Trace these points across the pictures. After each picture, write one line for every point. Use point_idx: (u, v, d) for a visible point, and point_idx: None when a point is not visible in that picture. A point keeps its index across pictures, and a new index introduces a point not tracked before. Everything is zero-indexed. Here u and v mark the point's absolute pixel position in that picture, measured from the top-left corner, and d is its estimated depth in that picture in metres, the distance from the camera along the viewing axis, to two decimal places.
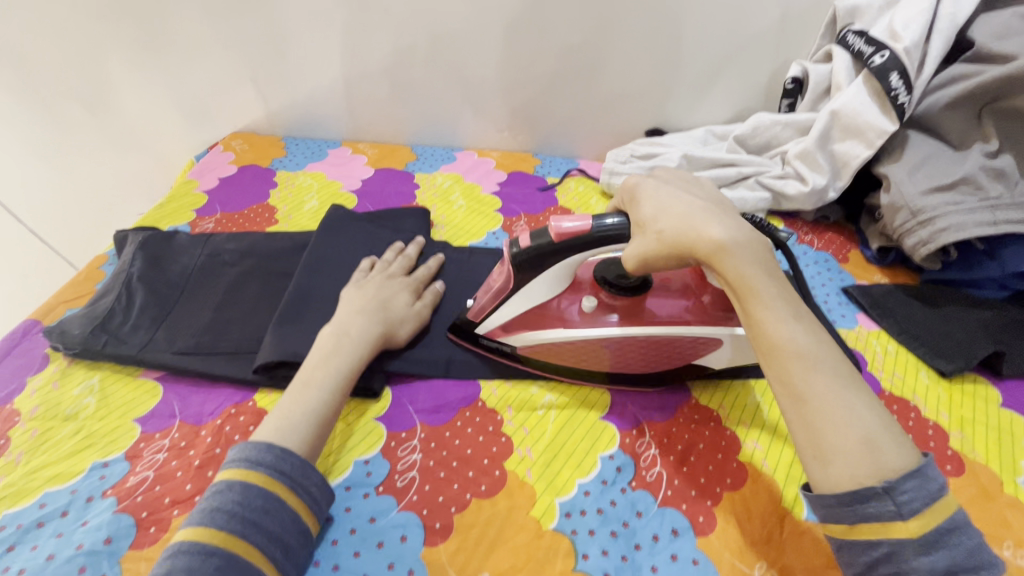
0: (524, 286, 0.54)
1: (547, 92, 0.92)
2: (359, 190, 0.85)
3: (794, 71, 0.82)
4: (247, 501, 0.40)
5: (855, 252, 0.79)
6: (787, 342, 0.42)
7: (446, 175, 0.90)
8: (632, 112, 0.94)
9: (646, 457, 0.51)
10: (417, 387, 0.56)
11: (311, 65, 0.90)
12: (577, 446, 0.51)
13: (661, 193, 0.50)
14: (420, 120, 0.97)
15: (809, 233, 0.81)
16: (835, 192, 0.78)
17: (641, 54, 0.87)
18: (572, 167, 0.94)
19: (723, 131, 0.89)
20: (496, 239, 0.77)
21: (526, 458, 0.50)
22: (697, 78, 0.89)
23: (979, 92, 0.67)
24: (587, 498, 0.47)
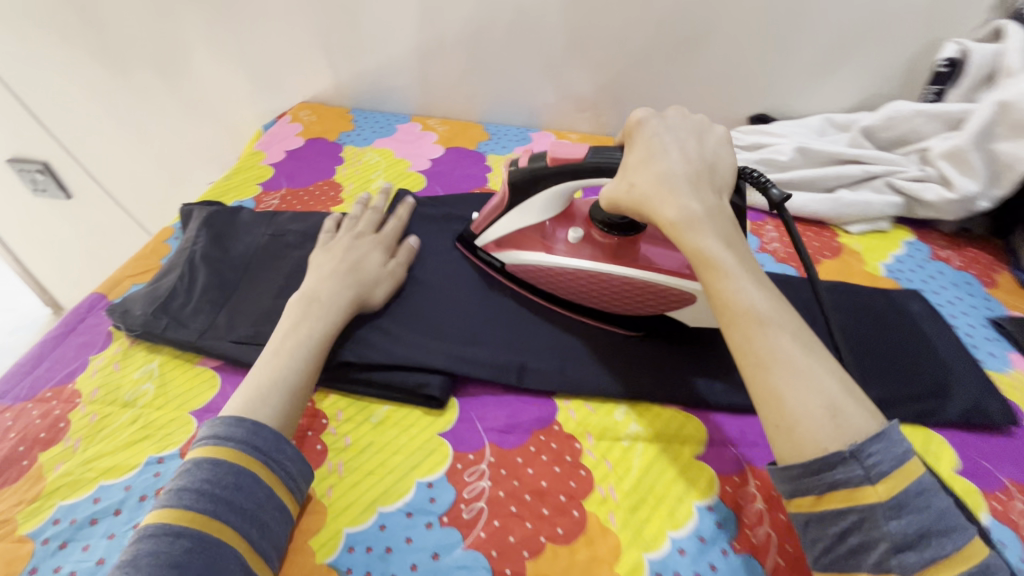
0: (522, 201, 0.55)
1: (638, 69, 0.82)
2: (428, 170, 0.79)
3: (950, 50, 0.68)
4: (218, 479, 0.38)
5: (1005, 275, 0.66)
6: (745, 305, 0.41)
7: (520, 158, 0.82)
8: (735, 95, 0.83)
9: (750, 513, 0.43)
10: (488, 401, 0.50)
11: (385, 32, 0.84)
12: (667, 490, 0.44)
13: (654, 142, 0.49)
14: (495, 96, 0.89)
15: (947, 249, 0.69)
16: (989, 202, 0.65)
17: (756, 27, 0.75)
18: None
19: (845, 120, 0.76)
20: None
21: (609, 499, 0.43)
22: (820, 57, 0.77)
23: None
24: (682, 558, 0.40)
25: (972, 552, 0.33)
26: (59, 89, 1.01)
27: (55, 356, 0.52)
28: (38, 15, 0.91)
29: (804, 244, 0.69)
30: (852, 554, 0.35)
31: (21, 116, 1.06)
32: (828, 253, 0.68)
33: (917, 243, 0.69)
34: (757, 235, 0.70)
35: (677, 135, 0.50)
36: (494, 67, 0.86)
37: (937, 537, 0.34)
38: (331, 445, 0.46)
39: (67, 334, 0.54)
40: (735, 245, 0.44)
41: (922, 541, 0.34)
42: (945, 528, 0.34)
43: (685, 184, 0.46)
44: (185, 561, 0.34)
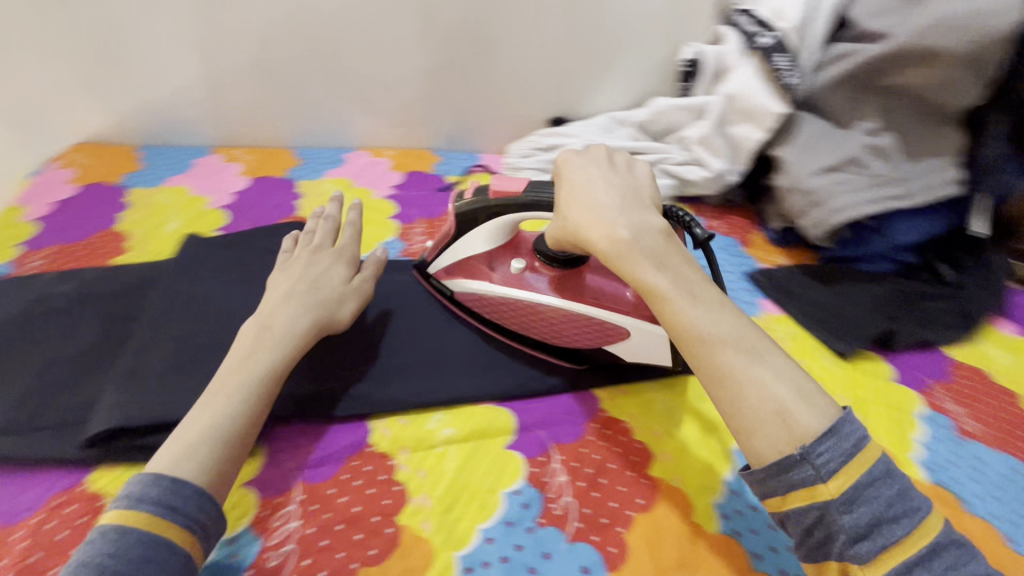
0: (466, 232, 0.58)
1: (435, 86, 0.85)
2: (231, 205, 0.75)
3: (687, 53, 0.83)
4: (122, 551, 0.36)
5: (756, 234, 0.82)
6: (694, 328, 0.44)
7: (333, 180, 0.82)
8: (533, 101, 0.90)
9: (554, 488, 0.48)
10: (301, 442, 0.50)
11: (158, 63, 0.78)
12: (479, 484, 0.48)
13: (580, 179, 0.51)
14: (302, 120, 0.87)
15: (714, 217, 0.82)
16: (735, 175, 0.81)
17: (533, 40, 0.83)
18: (473, 162, 0.90)
19: (624, 116, 0.87)
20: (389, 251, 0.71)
21: (421, 508, 0.46)
22: (597, 62, 0.87)
23: (858, 73, 0.70)
24: (489, 546, 0.44)
25: (925, 531, 0.37)
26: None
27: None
28: None
29: None
30: (822, 544, 0.39)
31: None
32: None
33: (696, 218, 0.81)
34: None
35: (604, 160, 0.53)
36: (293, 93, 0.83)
37: (892, 523, 0.37)
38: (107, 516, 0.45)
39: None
40: (672, 266, 0.47)
41: (875, 530, 0.37)
42: (898, 514, 0.38)
43: (604, 213, 0.49)
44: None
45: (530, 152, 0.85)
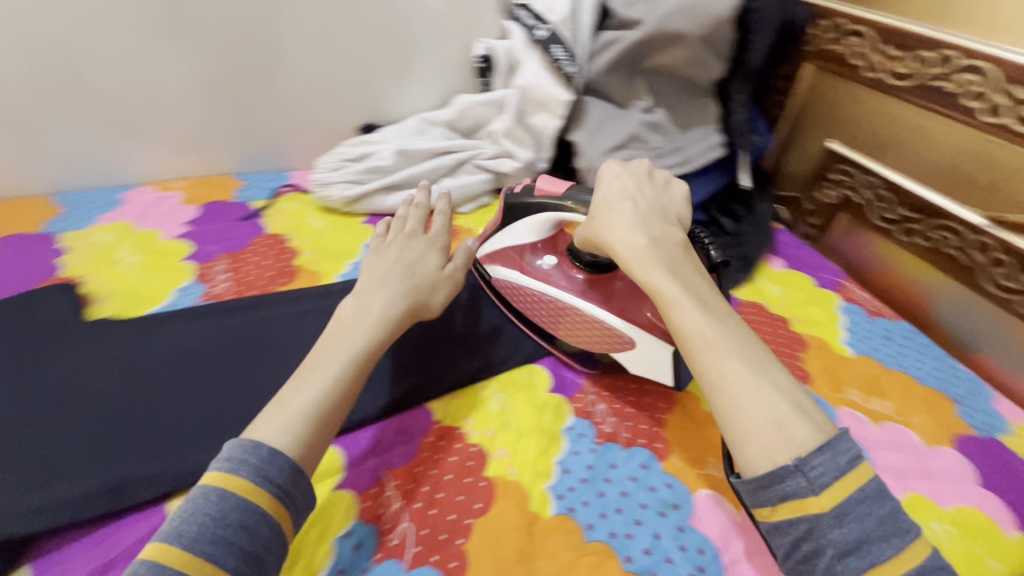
0: (510, 226, 0.84)
1: (270, 110, 1.06)
2: (187, 236, 0.96)
3: (481, 51, 1.09)
4: (223, 518, 0.50)
5: None
6: (693, 329, 0.61)
7: (285, 199, 1.07)
8: (352, 116, 1.13)
9: (597, 415, 0.78)
10: (371, 429, 0.73)
11: (76, 131, 0.95)
12: (537, 421, 0.75)
13: (617, 186, 0.73)
14: (233, 153, 1.09)
15: None
16: (543, 162, 1.09)
17: (388, 69, 1.10)
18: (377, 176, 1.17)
19: (432, 118, 1.11)
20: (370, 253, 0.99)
21: (502, 459, 0.70)
22: (397, 77, 1.11)
23: (626, 55, 0.98)
24: (567, 479, 0.69)
25: (913, 551, 0.48)
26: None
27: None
28: None
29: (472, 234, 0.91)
30: (806, 558, 0.51)
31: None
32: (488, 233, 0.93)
33: None
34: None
35: (646, 177, 0.76)
36: (89, 128, 0.95)
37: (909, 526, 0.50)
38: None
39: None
40: (702, 291, 0.64)
41: (863, 546, 0.48)
42: (886, 531, 0.49)
43: (658, 237, 0.69)
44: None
45: (339, 164, 1.04)
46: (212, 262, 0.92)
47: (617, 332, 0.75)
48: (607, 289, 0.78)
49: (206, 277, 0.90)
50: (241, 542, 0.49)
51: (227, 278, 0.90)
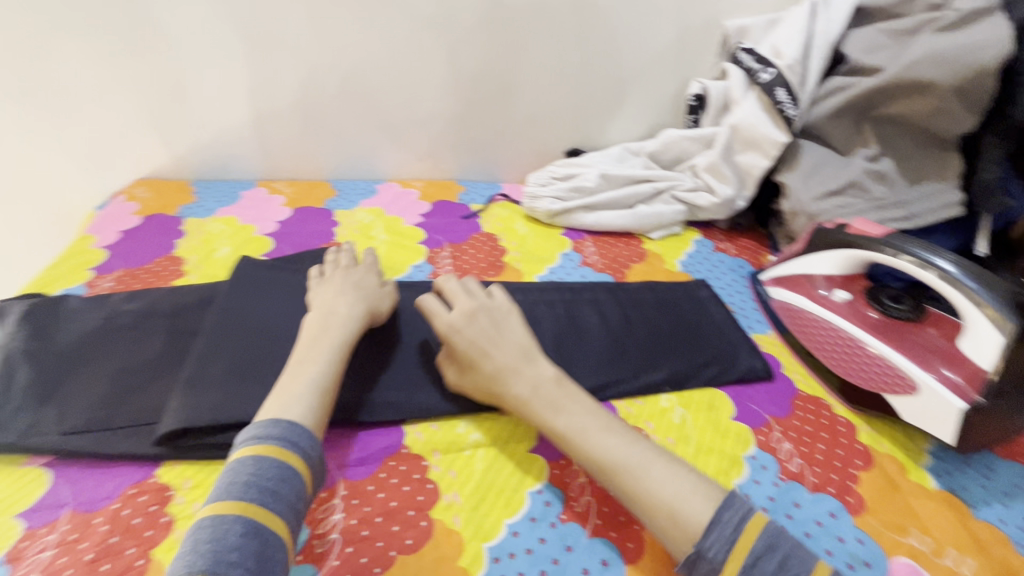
0: (813, 255, 0.69)
1: (534, 104, 0.95)
2: (423, 224, 0.88)
3: (694, 89, 0.87)
4: (263, 471, 0.42)
5: (767, 257, 0.85)
6: (604, 457, 0.48)
7: (501, 205, 0.93)
8: (559, 136, 0.99)
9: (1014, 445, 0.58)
10: (750, 390, 0.63)
11: (390, 95, 0.92)
12: None
13: (462, 350, 0.55)
14: (461, 157, 1.01)
15: (724, 241, 0.88)
16: (744, 201, 0.84)
17: (607, 91, 0.94)
18: (494, 192, 0.98)
19: (637, 147, 0.93)
20: (699, 260, 0.83)
21: (875, 435, 0.58)
22: (616, 98, 0.95)
23: (857, 102, 0.74)
24: (962, 486, 0.54)
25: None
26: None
27: (60, 472, 0.50)
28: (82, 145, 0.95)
29: (617, 255, 0.83)
30: None
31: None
32: (636, 258, 0.83)
33: (704, 240, 0.87)
34: (709, 239, 0.88)
35: (458, 325, 0.56)
36: (430, 105, 0.94)
37: None
38: (441, 481, 0.51)
39: (102, 460, 0.51)
40: (567, 406, 0.52)
41: None
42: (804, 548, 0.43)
43: (524, 366, 0.54)
44: (241, 543, 0.38)
45: (549, 181, 0.90)
46: (439, 249, 0.82)
47: (901, 373, 0.59)
48: (904, 339, 0.61)
49: (435, 261, 0.80)
50: (284, 496, 0.42)
51: (450, 264, 0.80)
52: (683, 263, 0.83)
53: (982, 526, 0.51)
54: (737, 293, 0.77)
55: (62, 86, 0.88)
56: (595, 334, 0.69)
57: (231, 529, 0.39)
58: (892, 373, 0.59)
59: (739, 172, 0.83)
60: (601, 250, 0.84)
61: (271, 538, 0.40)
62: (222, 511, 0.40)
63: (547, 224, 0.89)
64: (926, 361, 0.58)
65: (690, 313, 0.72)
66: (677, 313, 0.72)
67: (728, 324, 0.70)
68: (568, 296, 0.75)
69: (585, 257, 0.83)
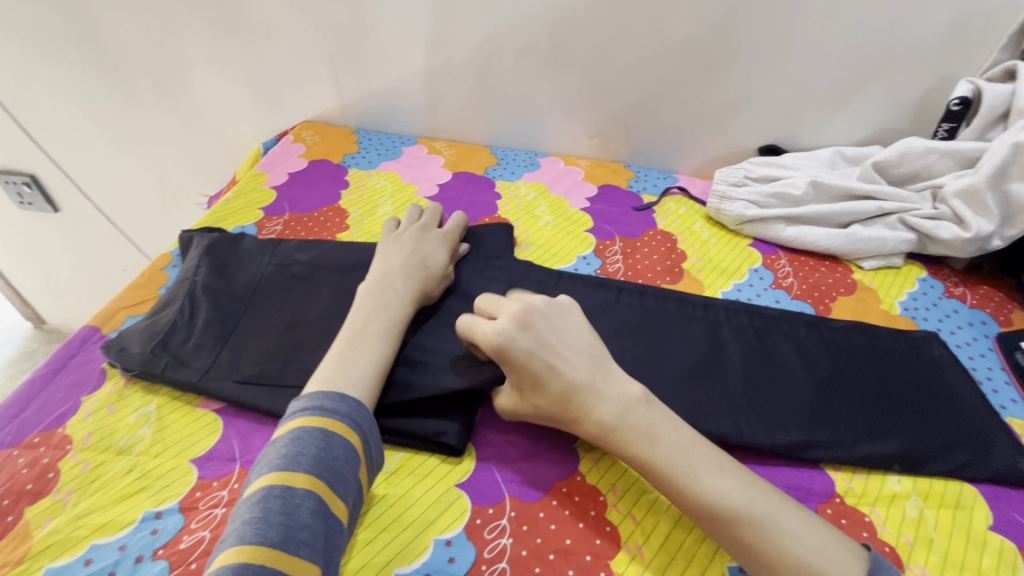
0: None
1: (737, 89, 0.82)
2: (590, 210, 0.79)
3: (962, 89, 0.69)
4: (330, 448, 0.38)
5: (1019, 313, 0.67)
6: (726, 501, 0.39)
7: (676, 200, 0.82)
8: (757, 128, 0.85)
9: None
10: (1012, 493, 0.49)
11: (573, 61, 0.83)
12: None
13: (519, 366, 0.45)
14: (635, 139, 0.90)
15: (960, 285, 0.70)
16: (1003, 241, 0.66)
17: (834, 82, 0.78)
18: (670, 184, 0.86)
19: (856, 154, 0.79)
20: (927, 304, 0.68)
21: None
22: (844, 90, 0.79)
23: None
24: None
25: None
26: (153, 96, 1.03)
27: (231, 422, 0.49)
28: (260, 80, 0.97)
29: (818, 281, 0.70)
30: None
31: (121, 115, 1.07)
32: (843, 290, 0.69)
33: (930, 280, 0.71)
34: (938, 279, 0.71)
35: (512, 334, 0.46)
36: (614, 77, 0.84)
37: None
38: (621, 526, 0.43)
39: (271, 418, 0.49)
40: (665, 435, 0.43)
41: None
42: None
43: (597, 386, 0.44)
44: (312, 522, 0.35)
45: (743, 181, 0.77)
46: (608, 241, 0.74)
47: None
48: None
49: (603, 254, 0.72)
50: (351, 477, 0.38)
51: (619, 260, 0.71)
52: (904, 305, 0.67)
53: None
54: (980, 356, 0.61)
55: (254, 20, 0.89)
56: (798, 375, 0.57)
57: (301, 506, 0.35)
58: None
59: (1006, 205, 0.66)
60: (799, 272, 0.71)
61: (337, 522, 0.36)
62: (292, 483, 0.36)
63: (732, 230, 0.77)
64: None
65: (922, 373, 0.58)
66: (907, 367, 0.58)
67: (975, 398, 0.55)
68: (761, 323, 0.62)
69: (778, 277, 0.70)
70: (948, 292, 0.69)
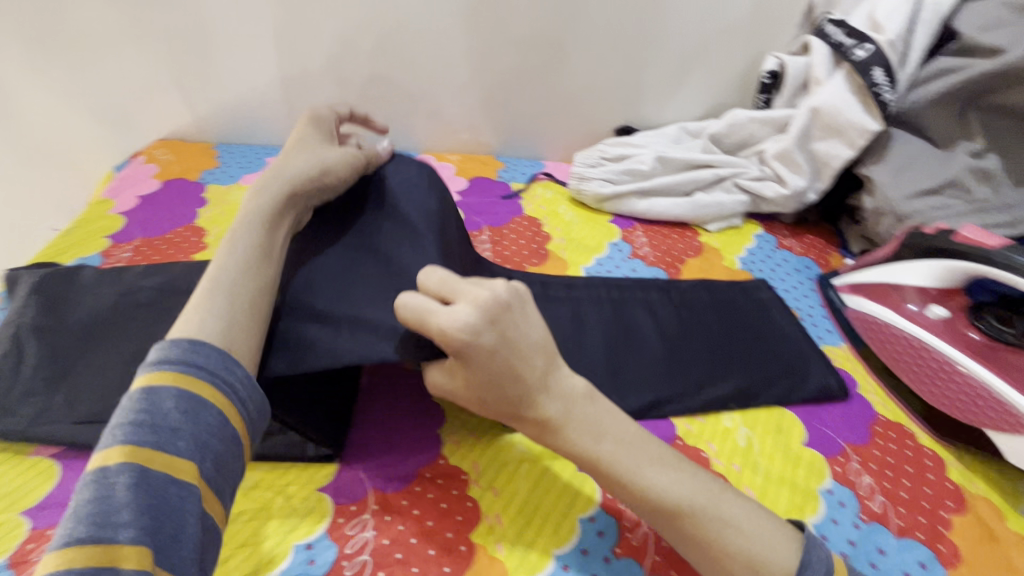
0: (898, 265, 0.60)
1: (585, 76, 0.87)
2: (459, 203, 0.81)
3: (770, 63, 0.78)
4: (158, 407, 0.33)
5: (836, 256, 0.77)
6: (667, 498, 0.39)
7: (543, 185, 0.86)
8: (610, 111, 0.91)
9: None
10: (822, 409, 0.57)
11: (429, 59, 0.85)
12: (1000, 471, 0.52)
13: (478, 369, 0.38)
14: (502, 130, 0.93)
15: (789, 237, 0.79)
16: (816, 194, 0.75)
17: (669, 63, 0.85)
18: (537, 170, 0.90)
19: (696, 128, 0.85)
20: (763, 258, 0.76)
21: (966, 472, 0.51)
22: (677, 70, 0.86)
23: (967, 88, 0.64)
24: None
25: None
26: None
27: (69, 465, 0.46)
28: (99, 100, 0.90)
29: (670, 247, 0.76)
30: None
31: None
32: (691, 253, 0.76)
33: (765, 236, 0.79)
34: (772, 234, 0.80)
35: (475, 330, 0.37)
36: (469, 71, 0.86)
37: None
38: (481, 499, 0.46)
39: None
40: (608, 427, 0.41)
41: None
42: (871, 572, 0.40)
43: (550, 388, 0.40)
44: (132, 498, 0.30)
45: (598, 162, 0.83)
46: (477, 231, 0.76)
47: (1015, 411, 0.49)
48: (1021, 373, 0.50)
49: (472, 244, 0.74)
50: (190, 431, 0.33)
51: (487, 248, 0.73)
52: (743, 260, 0.75)
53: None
54: (804, 297, 0.69)
55: (79, 35, 0.82)
56: (648, 338, 0.62)
57: (114, 484, 0.30)
58: (1002, 408, 0.50)
59: (814, 161, 0.74)
60: (654, 242, 0.77)
61: (175, 486, 0.31)
62: (104, 461, 0.31)
63: (594, 208, 0.82)
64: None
65: (753, 316, 0.65)
66: (741, 312, 0.65)
67: (795, 334, 0.63)
68: (617, 294, 0.67)
69: (635, 248, 0.76)
70: (781, 244, 0.78)
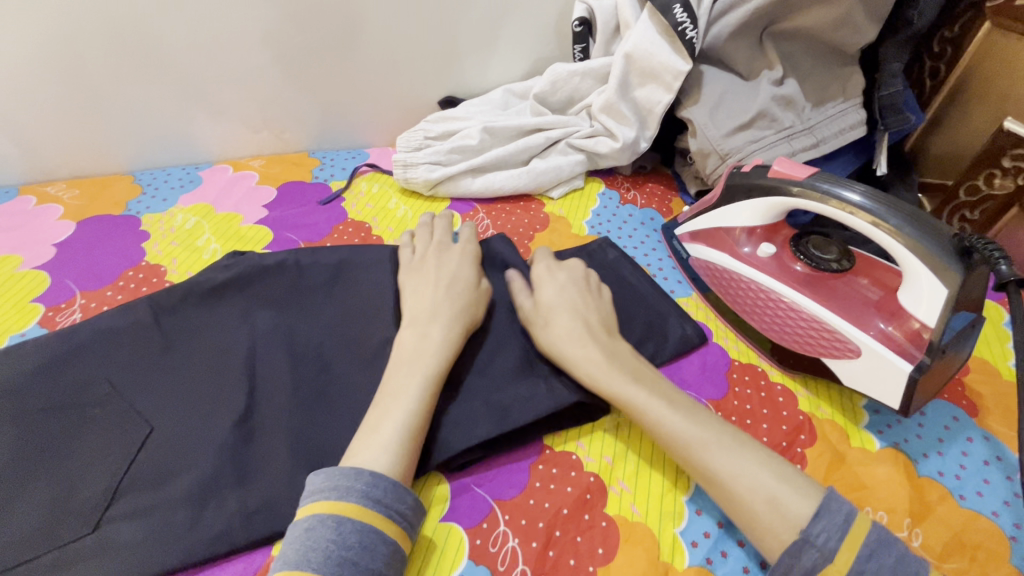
0: (726, 207, 0.59)
1: (388, 47, 0.76)
2: (267, 219, 0.68)
3: (579, 11, 0.74)
4: (344, 538, 0.35)
5: (676, 201, 0.77)
6: (674, 432, 0.42)
7: (366, 178, 0.76)
8: (429, 82, 0.81)
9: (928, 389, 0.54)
10: (681, 366, 0.55)
11: (191, 51, 0.68)
12: (838, 392, 0.54)
13: (551, 293, 0.53)
14: (310, 123, 0.80)
15: (631, 189, 0.78)
16: (647, 142, 0.74)
17: (478, 22, 0.77)
18: (359, 163, 0.79)
19: (523, 88, 0.79)
20: (611, 216, 0.73)
21: (813, 399, 0.53)
22: (490, 29, 0.78)
23: (759, 16, 0.64)
24: (910, 446, 0.50)
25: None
26: None
27: None
28: None
29: (515, 224, 0.70)
30: None
31: None
32: (538, 226, 0.70)
33: (608, 192, 0.76)
34: (614, 189, 0.77)
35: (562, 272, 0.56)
36: (249, 59, 0.71)
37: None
38: None
39: None
40: (647, 374, 0.47)
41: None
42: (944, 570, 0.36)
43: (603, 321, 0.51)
44: None
45: (423, 143, 0.74)
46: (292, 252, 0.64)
47: (840, 335, 0.50)
48: (838, 296, 0.52)
49: None
50: (368, 564, 0.35)
51: None
52: (590, 224, 0.72)
53: (927, 483, 0.47)
54: (652, 252, 0.68)
55: None
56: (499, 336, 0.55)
57: None
58: (830, 335, 0.51)
59: (638, 110, 0.72)
60: (498, 222, 0.70)
61: None
62: None
63: (428, 196, 0.74)
64: (862, 316, 0.50)
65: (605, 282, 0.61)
66: None
67: (649, 290, 0.59)
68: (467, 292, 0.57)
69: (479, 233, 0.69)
70: (624, 198, 0.76)
